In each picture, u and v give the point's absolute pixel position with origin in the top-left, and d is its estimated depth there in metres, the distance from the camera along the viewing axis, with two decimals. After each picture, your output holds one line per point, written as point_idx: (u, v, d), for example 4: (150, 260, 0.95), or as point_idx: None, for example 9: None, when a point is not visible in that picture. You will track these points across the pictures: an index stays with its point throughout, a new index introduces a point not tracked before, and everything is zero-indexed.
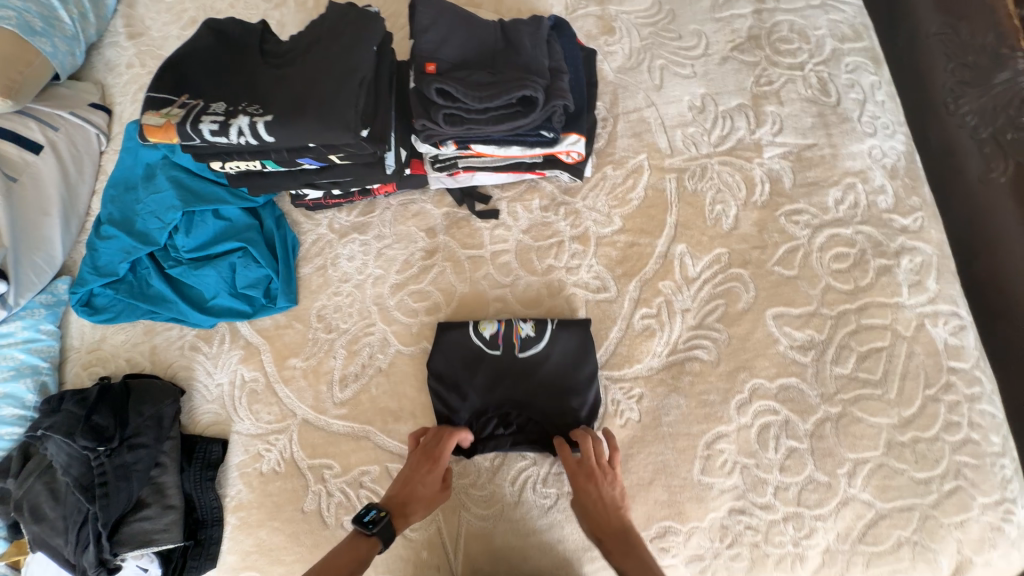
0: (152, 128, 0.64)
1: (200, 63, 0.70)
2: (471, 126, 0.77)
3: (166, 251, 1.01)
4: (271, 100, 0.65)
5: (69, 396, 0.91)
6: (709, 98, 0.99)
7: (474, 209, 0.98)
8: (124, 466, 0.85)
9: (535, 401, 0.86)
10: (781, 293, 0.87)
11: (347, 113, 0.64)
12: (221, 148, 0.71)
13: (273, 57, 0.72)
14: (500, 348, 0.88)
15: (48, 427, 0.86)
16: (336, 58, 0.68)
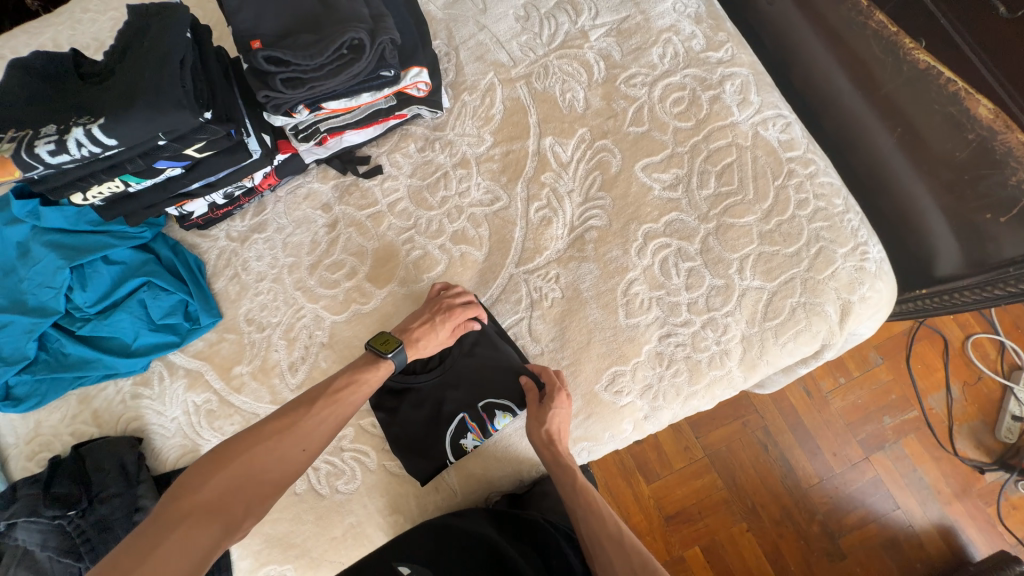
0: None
1: (17, 99, 0.71)
2: (312, 83, 0.81)
3: (71, 315, 0.98)
4: (100, 106, 0.68)
5: (19, 484, 0.89)
6: (530, 6, 1.08)
7: (358, 172, 1.03)
8: (102, 520, 0.86)
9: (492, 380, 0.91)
10: (641, 147, 0.98)
11: (180, 95, 0.68)
12: (74, 176, 0.73)
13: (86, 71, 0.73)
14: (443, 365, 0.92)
15: (9, 517, 0.83)
16: (148, 51, 0.71)
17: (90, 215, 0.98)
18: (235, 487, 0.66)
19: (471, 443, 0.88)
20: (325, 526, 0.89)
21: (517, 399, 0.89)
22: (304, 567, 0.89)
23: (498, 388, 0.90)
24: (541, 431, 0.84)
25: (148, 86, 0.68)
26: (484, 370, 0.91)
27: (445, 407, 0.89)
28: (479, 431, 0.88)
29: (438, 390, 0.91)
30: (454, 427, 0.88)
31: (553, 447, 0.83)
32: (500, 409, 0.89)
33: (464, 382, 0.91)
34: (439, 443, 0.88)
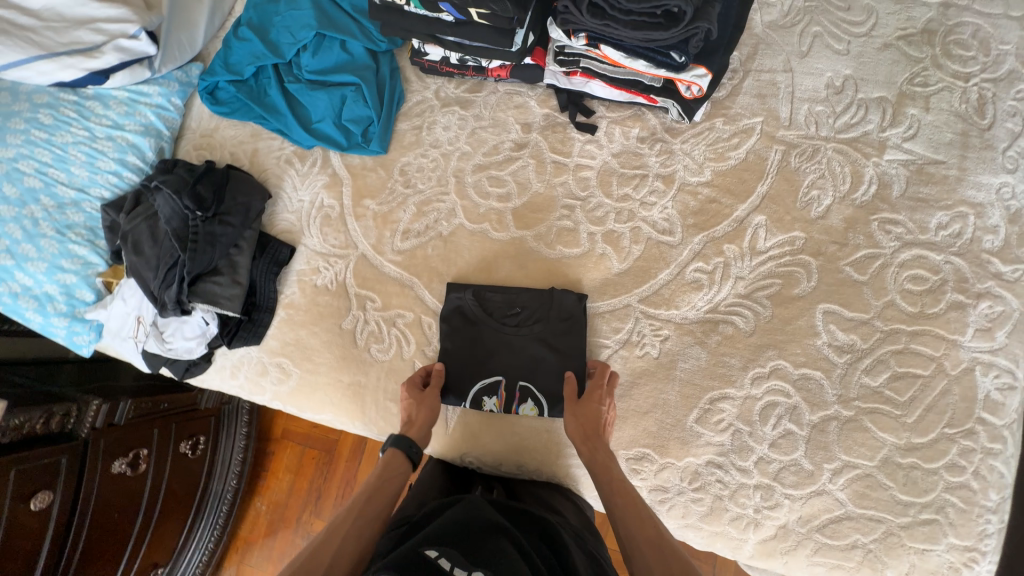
0: None
1: None
2: (609, 23, 0.77)
3: (289, 68, 1.09)
4: None
5: (181, 165, 1.04)
6: (851, 82, 0.93)
7: (574, 118, 1.00)
8: (212, 234, 0.97)
9: (541, 373, 0.91)
10: (841, 292, 0.86)
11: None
12: None
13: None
14: (512, 328, 0.92)
15: (162, 182, 0.98)
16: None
17: (357, 2, 1.04)
18: (378, 495, 0.79)
19: (490, 406, 0.90)
20: (341, 367, 0.98)
21: (553, 402, 0.89)
22: (307, 380, 0.99)
23: (543, 382, 0.90)
24: (580, 418, 0.83)
25: None
26: (544, 360, 0.91)
27: (492, 361, 0.92)
28: (503, 401, 0.90)
29: (497, 344, 0.92)
30: (486, 382, 0.91)
31: (589, 433, 0.82)
32: (531, 400, 0.90)
33: (522, 355, 0.92)
34: (465, 384, 0.91)
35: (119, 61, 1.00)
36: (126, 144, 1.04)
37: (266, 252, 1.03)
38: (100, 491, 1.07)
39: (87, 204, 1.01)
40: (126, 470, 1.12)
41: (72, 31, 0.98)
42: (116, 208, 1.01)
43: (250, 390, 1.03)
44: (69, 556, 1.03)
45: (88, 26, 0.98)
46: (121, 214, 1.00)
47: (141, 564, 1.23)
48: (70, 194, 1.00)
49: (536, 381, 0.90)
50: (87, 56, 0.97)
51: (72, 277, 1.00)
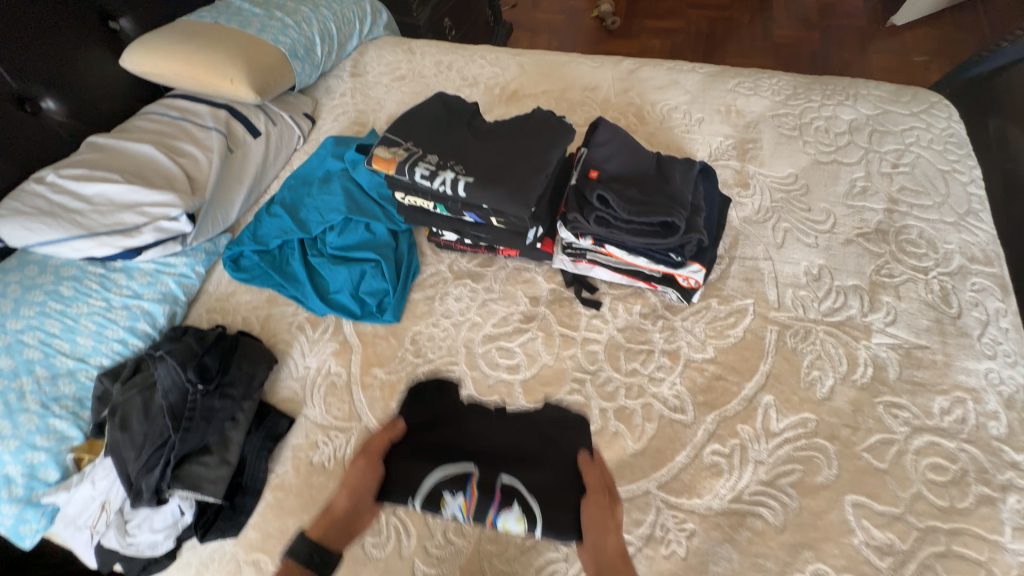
0: (380, 158, 0.86)
1: (429, 123, 0.92)
2: (613, 230, 0.88)
3: (313, 241, 1.18)
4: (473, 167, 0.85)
5: (193, 331, 1.04)
6: (826, 270, 1.04)
7: (580, 294, 1.07)
8: (209, 408, 0.93)
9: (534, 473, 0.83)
10: (865, 481, 0.83)
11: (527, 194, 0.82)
12: (414, 189, 0.89)
13: (478, 133, 0.95)
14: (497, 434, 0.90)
15: (168, 351, 0.96)
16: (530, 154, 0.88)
17: (384, 191, 1.18)
18: None
19: (453, 507, 0.78)
20: None
21: (544, 505, 0.79)
22: None
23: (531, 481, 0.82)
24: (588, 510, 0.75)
25: (512, 179, 0.83)
26: (529, 447, 0.88)
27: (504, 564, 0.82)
28: (470, 505, 0.78)
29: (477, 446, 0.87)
30: (456, 472, 0.82)
31: (605, 536, 0.72)
32: (517, 506, 0.78)
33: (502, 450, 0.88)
34: (423, 477, 0.81)
35: (155, 239, 1.06)
36: (140, 311, 1.05)
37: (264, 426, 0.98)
38: None
39: (82, 374, 0.97)
40: None
41: (117, 213, 1.05)
42: (112, 376, 0.98)
43: None
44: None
45: (133, 209, 1.06)
46: (116, 384, 0.96)
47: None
48: (68, 363, 0.97)
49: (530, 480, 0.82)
50: (126, 236, 1.03)
51: (41, 455, 0.92)
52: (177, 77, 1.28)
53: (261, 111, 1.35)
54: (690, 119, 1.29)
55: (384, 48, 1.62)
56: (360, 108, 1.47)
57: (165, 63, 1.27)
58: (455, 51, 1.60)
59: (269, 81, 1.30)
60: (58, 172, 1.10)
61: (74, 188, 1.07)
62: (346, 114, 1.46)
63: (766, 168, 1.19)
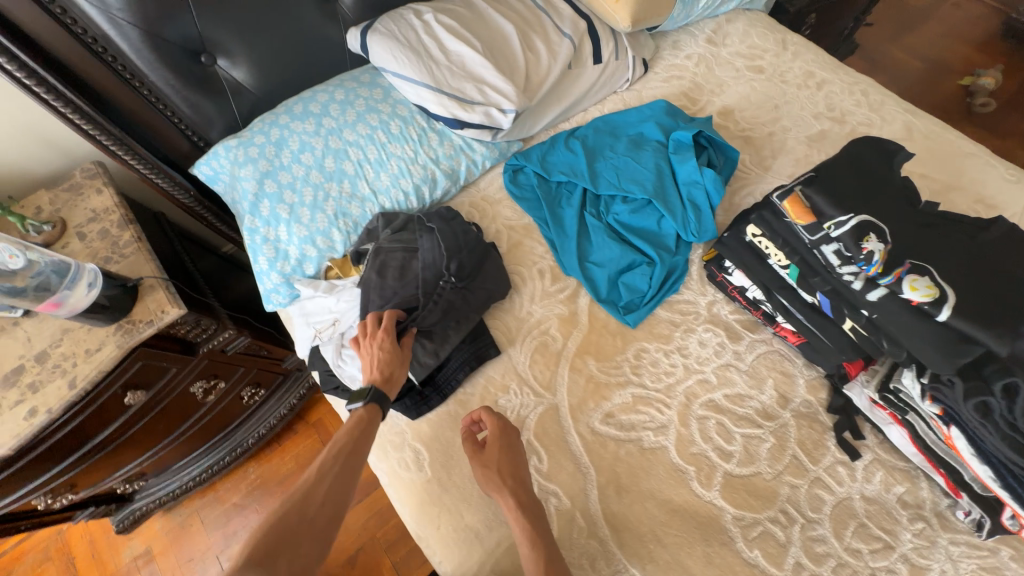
0: (799, 207, 0.80)
1: (870, 181, 0.82)
2: (985, 427, 0.69)
3: (594, 198, 1.12)
4: (919, 265, 0.72)
5: (459, 220, 1.07)
6: None
7: (840, 432, 0.90)
8: (448, 305, 0.96)
9: (985, 279, 0.71)
10: None
11: (983, 331, 0.67)
12: (798, 248, 0.83)
13: (915, 215, 0.79)
14: (956, 255, 0.73)
15: (440, 229, 1.01)
16: (999, 279, 0.71)
17: (695, 192, 1.06)
18: (356, 444, 0.75)
19: (873, 245, 0.74)
20: (469, 504, 0.89)
21: (964, 292, 0.70)
22: (429, 488, 0.91)
23: (1000, 290, 0.70)
24: (488, 452, 0.82)
25: (961, 304, 0.69)
26: (1008, 274, 0.71)
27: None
28: (886, 256, 0.74)
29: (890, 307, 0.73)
30: (882, 228, 0.76)
31: (490, 456, 0.82)
32: (929, 280, 0.71)
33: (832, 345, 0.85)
34: (856, 206, 0.78)
35: (478, 121, 1.06)
36: (431, 177, 1.09)
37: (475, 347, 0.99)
38: (176, 394, 1.22)
39: (369, 205, 1.06)
40: (196, 392, 1.29)
41: (463, 81, 1.06)
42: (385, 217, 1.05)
43: (372, 447, 0.98)
44: (131, 426, 1.17)
45: (476, 83, 1.07)
46: (385, 227, 1.03)
47: (142, 464, 1.34)
48: (365, 190, 1.05)
49: (987, 282, 0.71)
50: (461, 106, 1.05)
51: (313, 252, 1.03)
52: None
53: (614, 40, 1.26)
54: None
55: (755, 28, 1.40)
56: (697, 82, 1.31)
57: None
58: (832, 70, 1.33)
59: (645, 15, 1.23)
60: (436, 13, 1.13)
61: (441, 36, 1.10)
62: (682, 81, 1.31)
63: None
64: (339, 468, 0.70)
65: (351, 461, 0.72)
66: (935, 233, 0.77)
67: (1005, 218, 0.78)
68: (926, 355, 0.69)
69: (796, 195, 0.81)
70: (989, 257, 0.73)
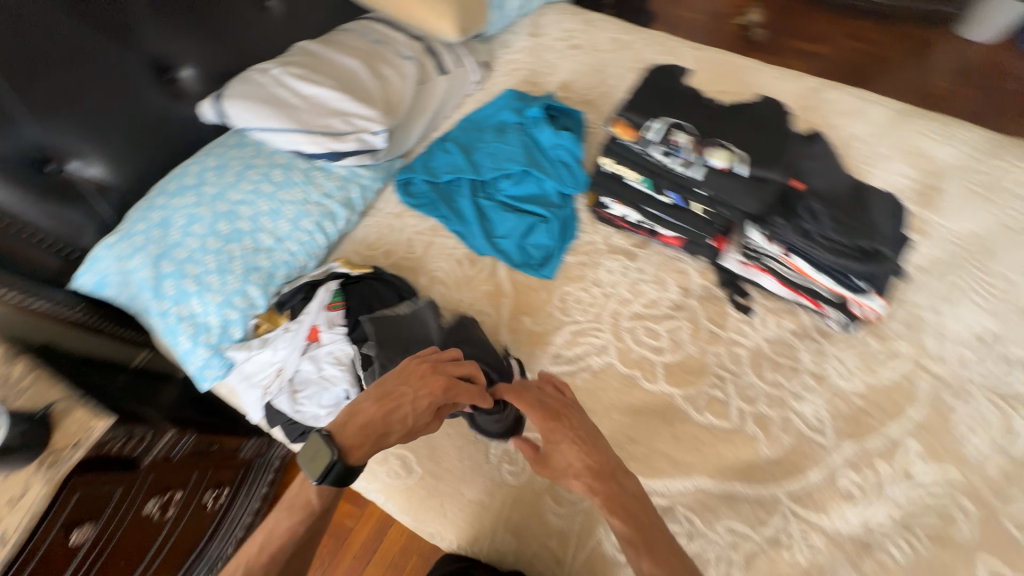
0: (624, 127, 0.99)
1: (667, 94, 1.03)
2: (809, 245, 0.90)
3: (482, 184, 1.25)
4: (716, 143, 0.95)
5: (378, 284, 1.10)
6: (995, 336, 1.02)
7: (732, 297, 1.09)
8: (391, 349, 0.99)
9: (759, 138, 0.95)
10: (1004, 548, 0.83)
11: (767, 172, 0.91)
12: (637, 161, 1.02)
13: (708, 110, 1.01)
14: (736, 129, 0.98)
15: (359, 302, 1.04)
16: (768, 136, 0.96)
17: (560, 154, 1.25)
18: (317, 528, 0.81)
19: (681, 139, 0.96)
20: (465, 480, 0.94)
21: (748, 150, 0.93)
22: (424, 484, 0.95)
23: (773, 142, 0.94)
24: (567, 420, 0.82)
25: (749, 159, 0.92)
26: (773, 130, 0.97)
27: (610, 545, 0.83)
28: (692, 146, 0.96)
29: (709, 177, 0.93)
30: (683, 128, 0.99)
31: (554, 413, 0.82)
32: (724, 150, 0.94)
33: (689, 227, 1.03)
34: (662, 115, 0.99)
35: (355, 148, 1.15)
36: (328, 211, 1.15)
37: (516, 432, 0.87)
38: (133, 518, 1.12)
39: (277, 253, 1.08)
40: (153, 512, 1.18)
41: (328, 117, 1.14)
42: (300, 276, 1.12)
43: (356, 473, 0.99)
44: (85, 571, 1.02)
45: (342, 117, 1.16)
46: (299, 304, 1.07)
47: None
48: (267, 240, 1.08)
49: (763, 140, 0.95)
50: (334, 140, 1.12)
51: (234, 314, 1.03)
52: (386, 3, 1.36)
53: (450, 52, 1.41)
54: (871, 153, 1.27)
55: (564, 14, 1.64)
56: (533, 69, 1.51)
57: None
58: (632, 33, 1.60)
59: (471, 23, 1.38)
60: (281, 66, 1.20)
61: (293, 85, 1.17)
62: (521, 71, 1.50)
63: (946, 219, 1.16)
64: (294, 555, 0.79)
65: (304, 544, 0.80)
66: (720, 120, 1.01)
67: (762, 97, 1.05)
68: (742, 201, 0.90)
69: (620, 119, 1.00)
70: (758, 124, 0.99)
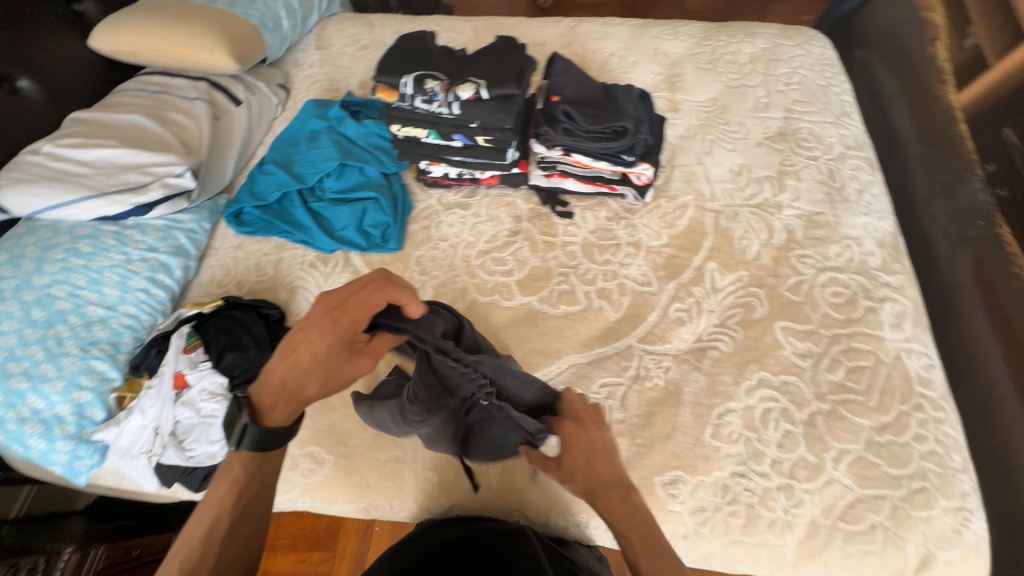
0: (384, 90, 1.04)
1: (412, 52, 1.10)
2: (577, 139, 1.10)
3: (311, 191, 1.30)
4: (464, 78, 1.04)
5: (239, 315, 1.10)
6: (745, 167, 1.30)
7: (554, 208, 1.27)
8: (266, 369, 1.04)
9: (499, 65, 1.08)
10: (788, 311, 1.09)
11: (511, 89, 1.03)
12: (412, 117, 1.07)
13: (450, 54, 1.12)
14: (478, 64, 1.09)
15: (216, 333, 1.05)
16: (504, 61, 1.09)
17: (372, 140, 1.33)
18: (259, 478, 0.79)
19: (433, 84, 1.03)
20: (377, 445, 1.00)
21: (490, 78, 1.05)
22: (341, 467, 0.99)
23: (512, 66, 1.08)
24: (587, 432, 0.79)
25: (494, 84, 1.04)
26: (510, 57, 1.11)
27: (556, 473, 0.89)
28: (444, 85, 1.03)
29: (471, 109, 1.03)
30: (433, 72, 1.05)
31: (587, 430, 0.79)
32: (470, 82, 1.03)
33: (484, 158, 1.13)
34: (411, 70, 1.05)
35: (163, 195, 1.14)
36: (158, 263, 1.14)
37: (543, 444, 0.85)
38: None
39: (113, 321, 1.05)
40: None
41: (123, 175, 1.13)
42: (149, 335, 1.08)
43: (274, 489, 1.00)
44: None
45: (139, 170, 1.14)
46: (153, 357, 1.04)
47: None
48: (98, 311, 1.04)
49: (504, 66, 1.08)
50: (136, 193, 1.11)
51: (87, 394, 0.99)
52: (153, 55, 1.36)
53: (239, 82, 1.43)
54: (626, 62, 1.53)
55: (344, 21, 1.73)
56: (331, 76, 1.58)
57: (140, 40, 1.34)
58: (412, 22, 1.74)
59: (246, 51, 1.41)
60: (52, 142, 1.15)
61: (73, 155, 1.13)
62: (319, 82, 1.57)
63: (691, 96, 1.45)
64: (239, 507, 0.75)
65: (250, 493, 0.77)
66: (465, 60, 1.11)
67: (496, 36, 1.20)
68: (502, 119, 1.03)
69: (378, 86, 1.05)
70: (497, 56, 1.12)
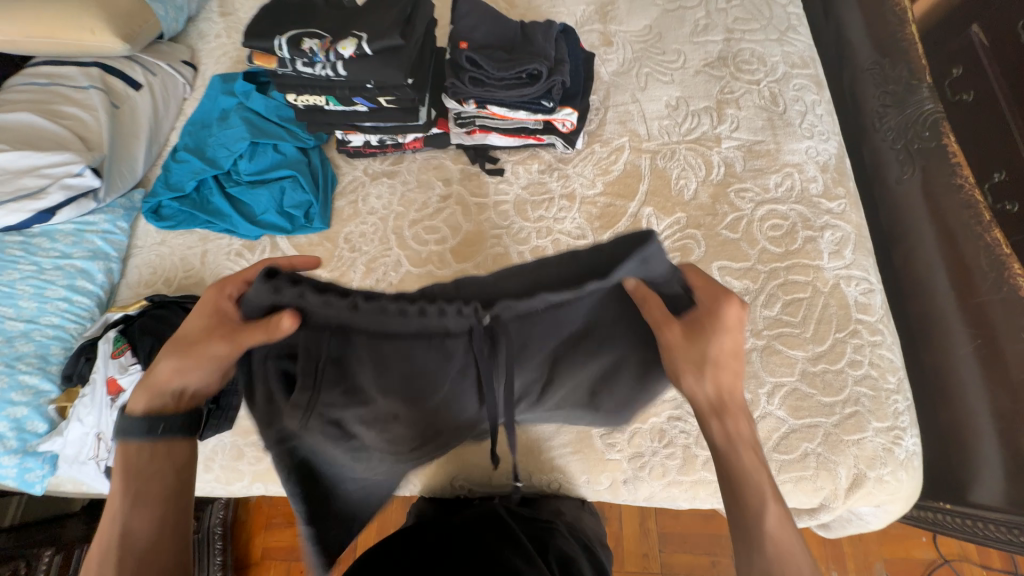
0: (260, 55, 0.98)
1: (293, 9, 1.03)
2: (488, 88, 1.05)
3: (228, 175, 1.24)
4: (344, 33, 0.97)
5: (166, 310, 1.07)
6: (682, 100, 1.22)
7: (484, 166, 1.20)
8: None
9: (386, 14, 1.00)
10: (726, 250, 1.06)
11: (395, 39, 0.96)
12: (301, 83, 1.03)
13: (338, 9, 1.04)
14: (365, 15, 1.01)
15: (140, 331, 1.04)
16: (391, 8, 1.01)
17: (283, 113, 1.25)
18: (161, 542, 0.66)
19: (310, 43, 0.95)
20: None
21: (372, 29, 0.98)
22: None
23: (401, 14, 1.00)
24: (720, 337, 0.67)
25: (377, 36, 0.96)
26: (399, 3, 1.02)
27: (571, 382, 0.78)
28: (323, 43, 0.96)
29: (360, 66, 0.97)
30: (312, 30, 0.98)
31: (724, 331, 0.67)
32: (351, 36, 0.96)
33: (391, 117, 1.10)
34: (287, 30, 0.98)
35: (65, 197, 1.09)
36: (75, 270, 1.11)
37: (591, 334, 0.72)
38: None
39: (36, 333, 1.04)
40: None
41: (16, 179, 1.06)
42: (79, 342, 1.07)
43: (224, 479, 1.01)
44: None
45: (33, 173, 1.08)
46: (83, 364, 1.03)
47: None
48: (19, 326, 1.04)
49: (390, 14, 1.00)
50: (34, 199, 1.06)
51: (22, 409, 0.99)
52: (36, 43, 1.25)
53: (134, 63, 1.31)
54: None
55: None
56: (239, 46, 1.45)
57: (18, 29, 1.24)
58: None
59: (135, 29, 1.30)
60: None
61: None
62: (227, 53, 1.44)
63: (625, 26, 1.33)
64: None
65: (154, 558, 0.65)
66: (352, 12, 1.03)
67: None
68: (389, 74, 0.97)
69: (254, 51, 0.99)
70: (386, 3, 1.04)
